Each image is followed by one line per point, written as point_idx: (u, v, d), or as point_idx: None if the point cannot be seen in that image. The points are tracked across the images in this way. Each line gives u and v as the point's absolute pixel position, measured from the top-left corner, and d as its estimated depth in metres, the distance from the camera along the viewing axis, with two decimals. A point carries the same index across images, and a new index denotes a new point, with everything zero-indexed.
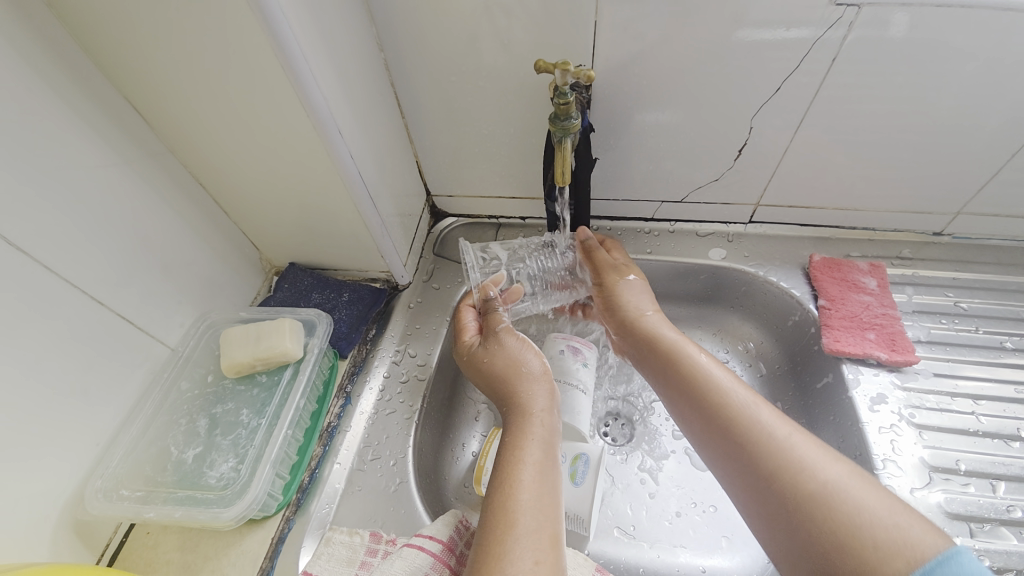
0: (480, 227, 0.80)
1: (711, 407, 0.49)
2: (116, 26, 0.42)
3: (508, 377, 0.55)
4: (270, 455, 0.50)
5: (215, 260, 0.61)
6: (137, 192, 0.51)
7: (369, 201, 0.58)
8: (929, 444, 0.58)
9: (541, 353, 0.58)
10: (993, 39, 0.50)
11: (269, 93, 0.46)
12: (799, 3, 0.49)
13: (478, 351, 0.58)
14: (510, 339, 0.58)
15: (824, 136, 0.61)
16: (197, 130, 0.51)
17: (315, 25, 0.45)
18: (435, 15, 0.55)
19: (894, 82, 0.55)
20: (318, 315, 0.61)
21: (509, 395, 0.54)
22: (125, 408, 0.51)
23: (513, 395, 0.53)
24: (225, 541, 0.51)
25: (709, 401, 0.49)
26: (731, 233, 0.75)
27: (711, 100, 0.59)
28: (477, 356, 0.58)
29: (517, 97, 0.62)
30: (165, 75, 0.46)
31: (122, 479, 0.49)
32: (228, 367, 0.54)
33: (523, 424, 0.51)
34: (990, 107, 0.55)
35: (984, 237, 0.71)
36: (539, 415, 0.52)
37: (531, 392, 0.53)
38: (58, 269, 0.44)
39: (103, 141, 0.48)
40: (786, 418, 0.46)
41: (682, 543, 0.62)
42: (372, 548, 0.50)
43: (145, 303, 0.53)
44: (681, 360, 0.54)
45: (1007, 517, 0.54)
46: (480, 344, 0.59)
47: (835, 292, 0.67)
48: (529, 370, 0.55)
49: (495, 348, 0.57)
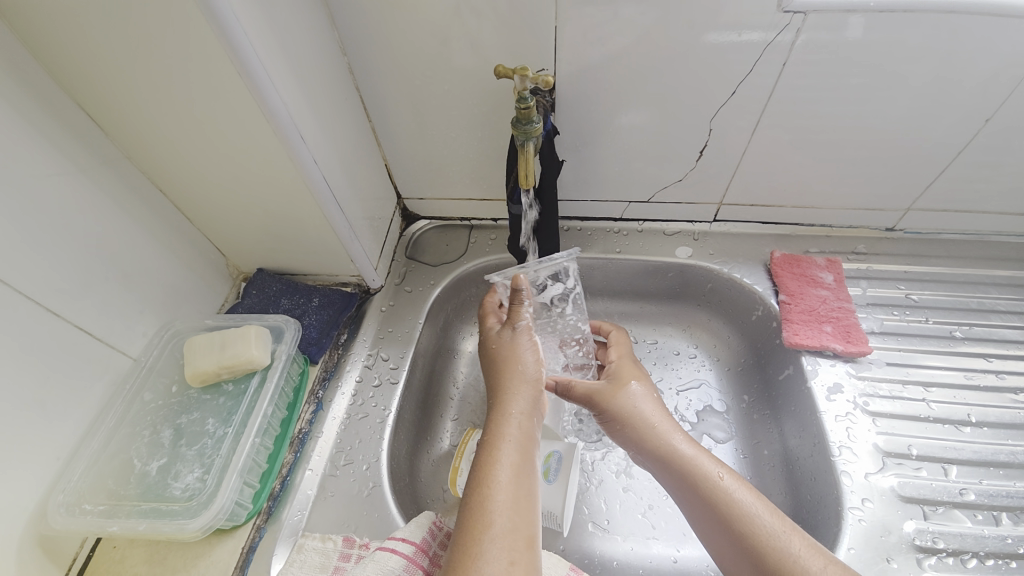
0: (452, 229, 0.80)
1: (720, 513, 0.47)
2: (65, 33, 0.41)
3: (502, 374, 0.54)
4: (237, 463, 0.50)
5: (179, 267, 0.60)
6: (93, 201, 0.50)
7: (335, 205, 0.58)
8: (883, 430, 0.61)
9: (541, 357, 0.56)
10: (933, 43, 0.53)
11: (227, 99, 0.45)
12: (750, 9, 0.51)
13: (494, 338, 0.57)
14: (527, 341, 0.56)
15: (780, 136, 0.64)
16: (155, 136, 0.50)
17: (272, 32, 0.45)
18: (398, 19, 0.55)
19: (843, 85, 0.57)
20: (287, 320, 0.60)
21: (495, 394, 0.53)
22: (86, 420, 0.50)
23: (496, 399, 0.53)
24: (195, 552, 0.50)
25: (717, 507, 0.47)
26: (697, 231, 0.77)
27: (671, 102, 0.61)
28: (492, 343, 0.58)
29: (483, 100, 0.62)
30: (119, 83, 0.45)
31: (84, 493, 0.48)
32: (193, 376, 0.54)
33: (501, 424, 0.50)
34: (934, 107, 0.58)
35: (934, 231, 0.74)
36: (518, 412, 0.51)
37: (518, 391, 0.53)
38: (10, 280, 0.43)
39: (55, 150, 0.46)
40: (822, 551, 0.43)
41: (654, 535, 0.64)
42: (345, 553, 0.50)
43: (104, 313, 0.52)
44: (697, 480, 0.50)
45: (959, 499, 0.57)
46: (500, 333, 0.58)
47: (794, 287, 0.69)
48: (523, 369, 0.54)
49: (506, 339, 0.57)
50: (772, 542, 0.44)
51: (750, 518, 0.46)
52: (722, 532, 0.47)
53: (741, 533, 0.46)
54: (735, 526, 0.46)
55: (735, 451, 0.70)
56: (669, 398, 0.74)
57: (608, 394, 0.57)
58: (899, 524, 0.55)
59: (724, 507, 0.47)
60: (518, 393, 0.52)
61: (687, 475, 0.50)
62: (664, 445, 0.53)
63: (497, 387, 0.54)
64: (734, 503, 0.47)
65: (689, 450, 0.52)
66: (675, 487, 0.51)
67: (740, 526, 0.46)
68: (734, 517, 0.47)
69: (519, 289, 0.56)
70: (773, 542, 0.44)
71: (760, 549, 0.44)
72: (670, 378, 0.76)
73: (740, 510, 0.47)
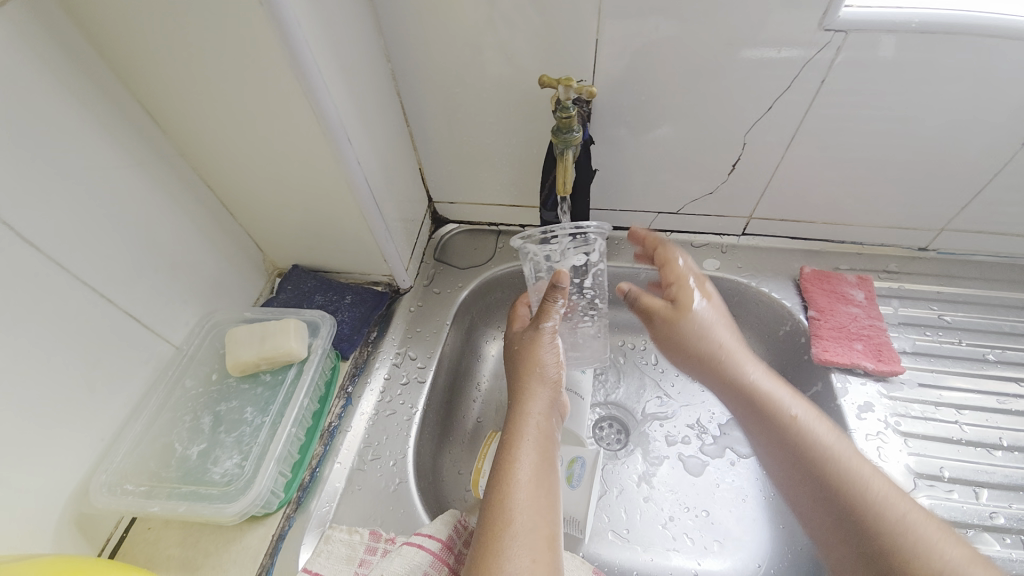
0: (480, 233, 0.82)
1: (795, 438, 0.52)
2: (138, 39, 0.44)
3: (521, 375, 0.55)
4: (275, 452, 0.51)
5: (220, 260, 0.62)
6: (147, 193, 0.52)
7: (373, 205, 0.59)
8: (914, 451, 0.60)
9: (563, 360, 0.56)
10: (974, 64, 0.53)
11: (281, 99, 0.47)
12: (791, 26, 0.52)
13: (517, 338, 0.58)
14: (548, 348, 0.56)
15: (814, 153, 0.64)
16: (206, 131, 0.52)
17: (325, 37, 0.47)
18: (443, 28, 0.57)
19: (880, 104, 0.57)
20: (323, 316, 0.61)
21: (514, 395, 0.54)
22: (129, 405, 0.52)
23: (516, 398, 0.54)
24: (227, 537, 0.51)
25: (794, 436, 0.52)
26: (725, 244, 0.77)
27: (706, 116, 0.62)
28: (518, 343, 0.57)
29: (520, 106, 0.63)
30: (182, 84, 0.47)
31: (126, 473, 0.49)
32: (233, 365, 0.55)
33: (519, 423, 0.51)
34: (972, 127, 0.58)
35: (967, 253, 0.73)
36: (536, 411, 0.52)
37: (535, 391, 0.53)
38: (70, 266, 0.45)
39: (117, 144, 0.49)
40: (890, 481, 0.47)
41: (675, 547, 0.64)
42: (372, 546, 0.51)
43: (151, 301, 0.54)
44: (802, 435, 0.52)
45: (990, 523, 0.55)
46: (527, 332, 0.57)
47: (824, 303, 0.69)
48: (542, 370, 0.54)
49: (529, 336, 0.56)
50: (849, 473, 0.48)
51: (860, 476, 0.47)
52: (821, 485, 0.49)
53: (845, 490, 0.47)
54: (839, 482, 0.48)
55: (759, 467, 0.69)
56: (691, 410, 0.74)
57: (694, 327, 0.60)
58: None
59: (827, 461, 0.49)
60: (537, 393, 0.53)
61: (792, 429, 0.52)
62: (766, 398, 0.55)
63: (517, 387, 0.55)
64: (843, 461, 0.49)
65: (794, 406, 0.54)
66: (773, 438, 0.54)
67: (845, 482, 0.48)
68: (839, 471, 0.48)
69: (557, 287, 0.54)
70: (884, 502, 0.46)
71: (834, 475, 0.48)
72: (692, 391, 0.75)
73: (848, 467, 0.48)
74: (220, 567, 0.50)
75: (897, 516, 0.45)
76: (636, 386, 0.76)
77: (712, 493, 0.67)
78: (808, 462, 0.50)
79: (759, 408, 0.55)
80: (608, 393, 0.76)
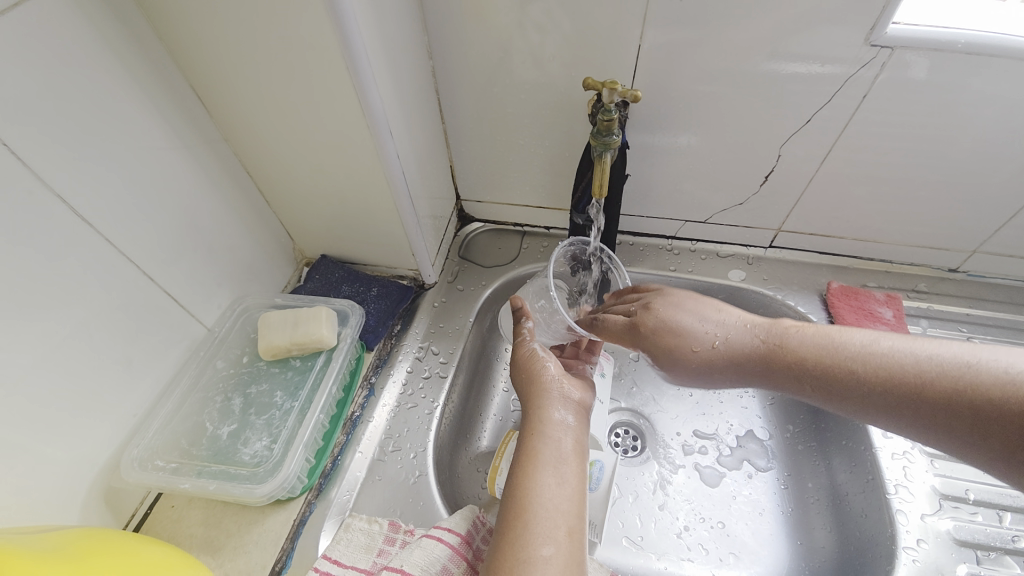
0: (505, 233, 0.82)
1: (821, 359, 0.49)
2: (195, 27, 0.45)
3: (528, 382, 0.56)
4: (302, 437, 0.52)
5: (254, 246, 0.63)
6: (191, 175, 0.53)
7: (407, 198, 0.60)
8: (940, 472, 0.60)
9: (558, 360, 0.59)
10: (1017, 88, 0.52)
11: (327, 88, 0.48)
12: (835, 42, 0.52)
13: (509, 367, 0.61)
14: (586, 365, 0.63)
15: (848, 169, 0.64)
16: (252, 118, 0.53)
17: (376, 31, 0.47)
18: (485, 28, 0.57)
19: (918, 122, 0.57)
20: (352, 306, 0.63)
21: (526, 397, 0.56)
22: (161, 383, 0.53)
23: (528, 400, 0.55)
24: (250, 519, 0.52)
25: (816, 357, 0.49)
26: (751, 256, 0.78)
27: (741, 128, 0.62)
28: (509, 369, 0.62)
29: (556, 109, 0.64)
30: (235, 72, 0.48)
31: (156, 449, 0.51)
32: (265, 349, 0.57)
33: (535, 421, 0.52)
34: (1010, 150, 0.58)
35: (997, 276, 0.73)
36: (550, 406, 0.53)
37: (546, 390, 0.55)
38: (117, 243, 0.46)
39: (166, 126, 0.50)
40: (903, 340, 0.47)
41: (690, 558, 0.63)
42: (391, 537, 0.51)
43: (188, 282, 0.55)
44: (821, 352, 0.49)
45: (1011, 546, 0.56)
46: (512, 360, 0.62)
47: (851, 319, 0.69)
48: (545, 378, 0.56)
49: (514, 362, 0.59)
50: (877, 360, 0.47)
51: (939, 366, 0.44)
52: (874, 386, 0.46)
53: (960, 393, 0.42)
54: (882, 382, 0.46)
55: (777, 481, 0.68)
56: (708, 420, 0.73)
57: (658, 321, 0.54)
58: (952, 568, 0.54)
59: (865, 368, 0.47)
60: (550, 395, 0.54)
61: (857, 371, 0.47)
62: (801, 341, 0.51)
63: (528, 393, 0.56)
64: (869, 360, 0.47)
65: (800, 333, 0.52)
66: (814, 378, 0.49)
67: (894, 376, 0.45)
68: (877, 367, 0.46)
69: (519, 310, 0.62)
70: (980, 379, 0.41)
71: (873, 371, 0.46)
72: (709, 401, 0.75)
73: (878, 360, 0.47)
74: (241, 548, 0.51)
75: (1011, 387, 0.40)
76: (654, 393, 0.76)
77: (729, 505, 0.67)
78: (894, 389, 0.45)
79: (778, 357, 0.51)
80: (624, 398, 0.76)
